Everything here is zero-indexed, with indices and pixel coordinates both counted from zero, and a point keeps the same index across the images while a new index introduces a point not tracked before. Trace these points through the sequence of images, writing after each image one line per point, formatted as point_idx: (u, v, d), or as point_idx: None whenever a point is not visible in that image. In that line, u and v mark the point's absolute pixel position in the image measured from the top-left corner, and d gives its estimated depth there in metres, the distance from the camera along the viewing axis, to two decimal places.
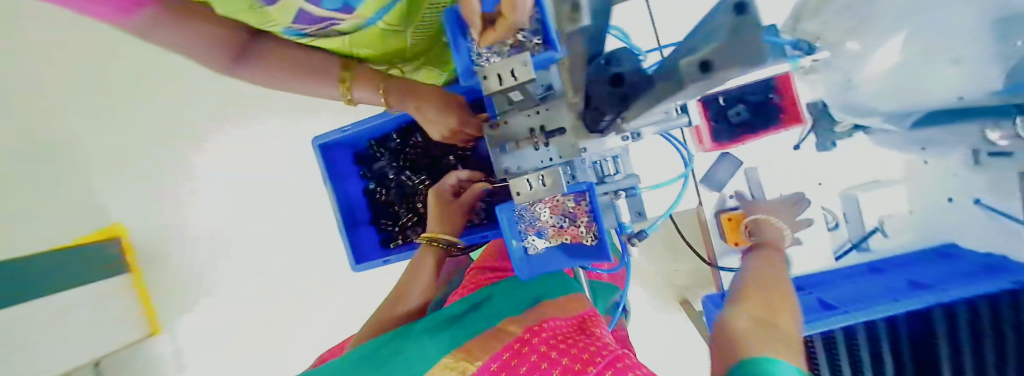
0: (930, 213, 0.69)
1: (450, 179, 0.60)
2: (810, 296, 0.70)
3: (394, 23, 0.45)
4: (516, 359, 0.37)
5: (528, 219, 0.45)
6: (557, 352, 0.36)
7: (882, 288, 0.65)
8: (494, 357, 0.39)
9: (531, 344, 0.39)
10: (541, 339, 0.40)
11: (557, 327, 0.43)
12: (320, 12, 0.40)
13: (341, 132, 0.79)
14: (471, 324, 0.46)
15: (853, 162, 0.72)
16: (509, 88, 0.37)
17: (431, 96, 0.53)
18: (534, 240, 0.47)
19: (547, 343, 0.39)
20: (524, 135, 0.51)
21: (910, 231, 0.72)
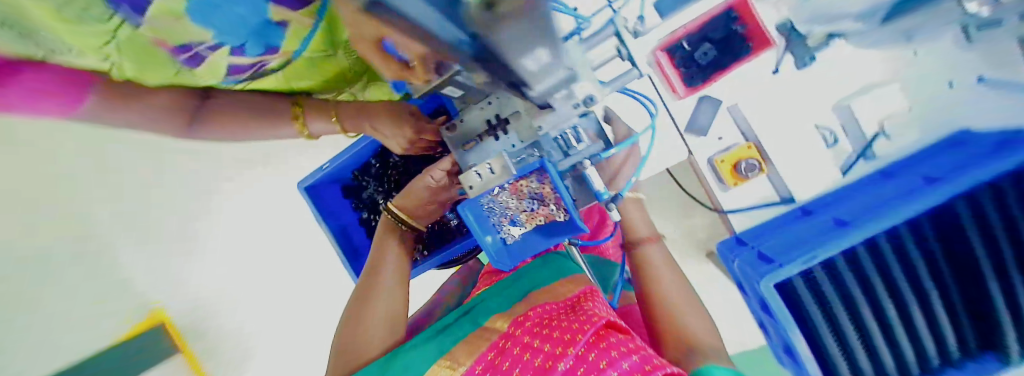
0: (935, 103, 0.64)
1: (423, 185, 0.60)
2: (826, 218, 0.67)
3: (321, 49, 0.47)
4: (500, 357, 0.39)
5: (499, 211, 0.46)
6: (539, 340, 0.39)
7: (896, 192, 0.61)
8: (482, 354, 0.40)
9: (515, 336, 0.41)
10: (526, 327, 0.42)
11: (544, 313, 0.44)
12: (246, 60, 0.42)
13: (323, 169, 0.82)
14: (465, 323, 0.48)
15: (847, 71, 0.67)
16: (439, 84, 0.36)
17: (382, 112, 0.54)
18: (510, 229, 0.47)
19: (531, 332, 0.41)
20: (483, 126, 0.52)
21: (922, 127, 0.66)
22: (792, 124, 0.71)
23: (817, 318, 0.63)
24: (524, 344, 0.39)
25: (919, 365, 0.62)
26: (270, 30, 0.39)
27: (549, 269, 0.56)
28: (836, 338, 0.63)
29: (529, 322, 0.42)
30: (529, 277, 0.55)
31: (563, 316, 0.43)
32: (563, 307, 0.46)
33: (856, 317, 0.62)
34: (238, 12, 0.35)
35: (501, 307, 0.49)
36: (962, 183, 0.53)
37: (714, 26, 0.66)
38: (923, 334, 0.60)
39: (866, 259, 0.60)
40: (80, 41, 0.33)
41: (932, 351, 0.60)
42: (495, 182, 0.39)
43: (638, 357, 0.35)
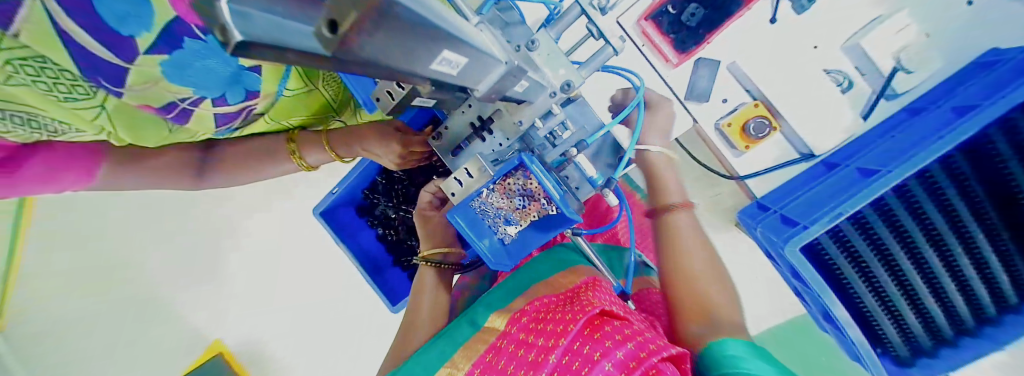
0: (955, 27, 0.59)
1: (424, 197, 0.59)
2: (851, 168, 0.62)
3: (299, 86, 0.48)
4: (495, 357, 0.40)
5: (492, 213, 0.45)
6: (533, 335, 0.40)
7: (926, 129, 0.56)
8: (482, 354, 0.42)
9: (510, 334, 0.42)
10: (521, 323, 0.43)
11: (540, 305, 0.46)
12: (231, 108, 0.44)
13: (333, 194, 0.85)
14: (467, 321, 0.49)
15: (856, 5, 0.62)
16: (406, 101, 0.36)
17: (370, 132, 0.55)
18: (506, 227, 0.46)
19: (525, 328, 0.42)
20: (468, 130, 0.51)
21: (947, 55, 0.61)
22: (800, 71, 0.66)
23: (851, 273, 0.59)
24: (519, 341, 0.41)
25: (972, 312, 0.56)
26: (244, 75, 0.41)
27: (550, 262, 0.57)
28: (873, 291, 0.59)
29: (524, 318, 0.44)
30: (527, 270, 0.56)
31: (557, 307, 0.44)
32: (559, 298, 0.47)
33: (894, 268, 0.57)
34: (209, 65, 0.36)
35: (502, 301, 0.50)
36: (996, 108, 0.48)
37: None
38: (974, 278, 0.54)
39: (899, 208, 0.55)
40: (75, 117, 0.36)
41: (988, 298, 0.55)
42: (474, 185, 0.38)
43: (633, 343, 0.36)
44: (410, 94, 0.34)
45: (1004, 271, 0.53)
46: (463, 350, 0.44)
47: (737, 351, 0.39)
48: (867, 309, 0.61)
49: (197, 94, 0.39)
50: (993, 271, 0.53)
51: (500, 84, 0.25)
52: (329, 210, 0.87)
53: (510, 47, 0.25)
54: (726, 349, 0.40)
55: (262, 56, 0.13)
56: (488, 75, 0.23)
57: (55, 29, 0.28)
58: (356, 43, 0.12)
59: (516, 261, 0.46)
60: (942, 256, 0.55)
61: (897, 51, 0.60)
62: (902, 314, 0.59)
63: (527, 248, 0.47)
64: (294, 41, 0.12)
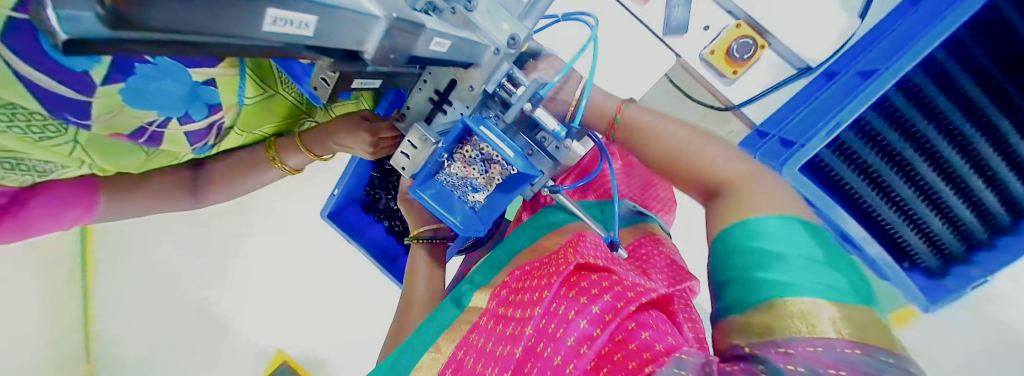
0: None
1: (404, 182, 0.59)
2: (853, 73, 0.61)
3: (257, 93, 0.49)
4: (474, 334, 0.39)
5: (459, 184, 0.45)
6: (512, 308, 0.40)
7: (927, 18, 0.55)
8: (465, 334, 0.40)
9: (491, 310, 0.42)
10: (502, 297, 0.43)
11: (517, 275, 0.46)
12: (200, 125, 0.46)
13: (335, 195, 0.88)
14: (454, 303, 0.47)
15: None
16: (340, 85, 0.36)
17: (339, 126, 0.56)
18: (473, 195, 0.46)
19: (502, 302, 0.42)
20: (428, 107, 0.51)
21: None
22: None
23: (867, 186, 0.64)
24: (499, 315, 0.40)
25: (1005, 208, 0.59)
26: (198, 93, 0.43)
27: (538, 229, 0.55)
28: (894, 200, 0.64)
29: (504, 290, 0.43)
30: (512, 239, 0.56)
31: (535, 272, 0.44)
32: (539, 262, 0.46)
33: (913, 178, 0.61)
34: (164, 85, 0.39)
35: (487, 277, 0.50)
36: None
37: None
38: (999, 169, 0.57)
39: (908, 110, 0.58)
40: (58, 156, 0.40)
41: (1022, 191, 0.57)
42: (421, 156, 0.38)
43: (611, 295, 0.36)
44: (336, 79, 0.34)
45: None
46: (449, 331, 0.42)
47: (767, 242, 0.30)
48: (888, 224, 0.66)
49: (160, 118, 0.42)
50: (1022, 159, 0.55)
51: (382, 41, 0.24)
52: (335, 210, 0.91)
53: (391, 0, 0.24)
54: (754, 238, 0.31)
55: (89, 52, 0.13)
56: (357, 36, 0.22)
57: (19, 83, 0.31)
58: (141, 12, 0.12)
59: (490, 224, 0.47)
60: (965, 155, 0.58)
61: None
62: (925, 220, 0.63)
63: (498, 212, 0.47)
64: (103, 32, 0.11)
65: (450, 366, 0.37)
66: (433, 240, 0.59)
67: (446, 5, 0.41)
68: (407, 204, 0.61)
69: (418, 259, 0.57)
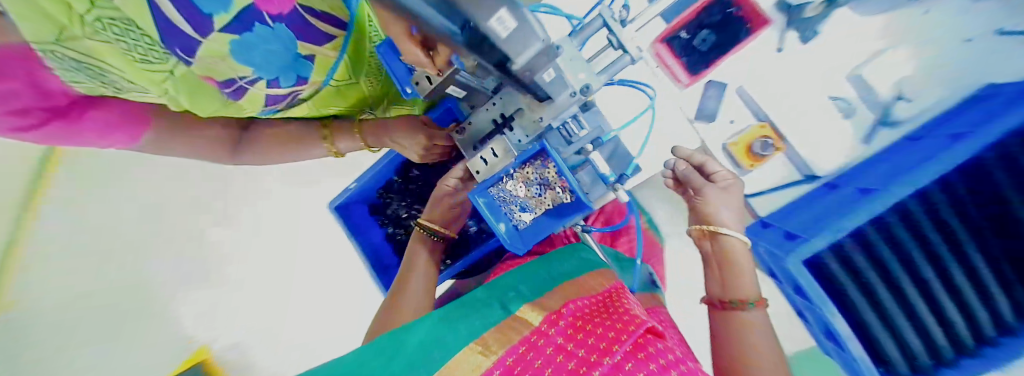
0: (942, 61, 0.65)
1: (445, 184, 0.59)
2: (850, 188, 0.65)
3: (344, 77, 0.52)
4: (531, 353, 0.41)
5: (508, 200, 0.48)
6: (574, 345, 0.42)
7: (922, 154, 0.59)
8: (516, 343, 0.42)
9: (549, 336, 0.44)
10: (559, 327, 0.46)
11: (574, 311, 0.49)
12: (280, 92, 0.48)
13: (349, 187, 0.88)
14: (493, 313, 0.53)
15: (839, 48, 0.69)
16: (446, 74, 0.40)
17: (399, 122, 0.58)
18: (519, 214, 0.48)
19: (563, 335, 0.44)
20: (491, 128, 0.54)
21: (937, 92, 0.66)
22: (803, 98, 0.71)
23: (850, 292, 0.63)
24: (559, 345, 0.42)
25: (973, 332, 0.59)
26: (298, 62, 0.45)
27: (568, 271, 0.63)
28: (879, 308, 0.62)
29: (562, 322, 0.46)
30: (548, 271, 0.64)
31: (593, 321, 0.48)
32: (594, 311, 0.50)
33: (889, 278, 0.61)
34: (274, 50, 0.41)
35: (533, 295, 0.56)
36: (990, 134, 0.52)
37: (709, 12, 0.69)
38: (964, 287, 0.57)
39: (903, 232, 0.59)
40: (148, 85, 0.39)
41: (985, 315, 0.57)
42: (499, 163, 0.41)
43: (675, 375, 0.39)
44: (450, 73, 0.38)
45: (999, 289, 0.55)
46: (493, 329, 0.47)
47: None
48: (872, 332, 0.64)
49: (255, 76, 0.43)
50: (987, 287, 0.56)
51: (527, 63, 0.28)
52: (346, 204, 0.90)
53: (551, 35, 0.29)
54: None
55: None
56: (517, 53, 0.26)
57: (150, 8, 0.31)
58: None
59: (531, 246, 0.48)
60: (942, 273, 0.58)
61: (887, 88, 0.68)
62: (902, 332, 0.62)
63: (540, 235, 0.48)
64: None
65: (500, 367, 0.39)
66: (434, 238, 0.61)
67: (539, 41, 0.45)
68: (434, 203, 0.61)
69: (418, 252, 0.60)
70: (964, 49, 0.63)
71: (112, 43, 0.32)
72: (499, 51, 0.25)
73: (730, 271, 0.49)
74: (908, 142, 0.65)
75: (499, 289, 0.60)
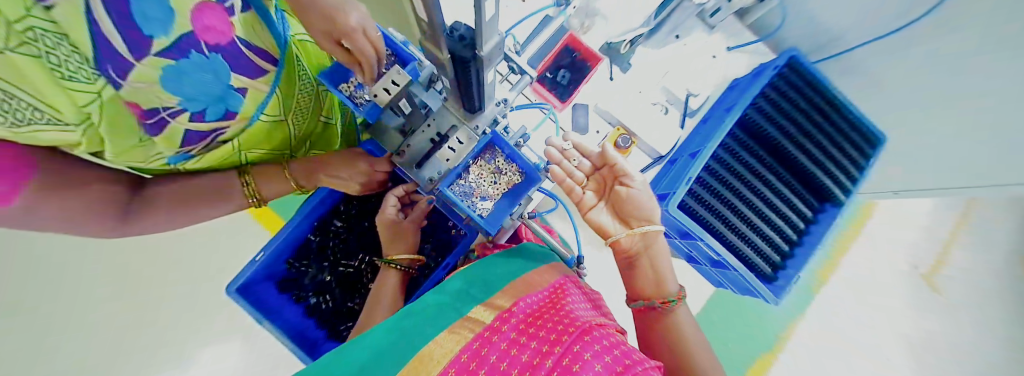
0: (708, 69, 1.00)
1: (391, 211, 0.60)
2: (684, 155, 0.87)
3: (273, 114, 0.52)
4: (485, 348, 0.46)
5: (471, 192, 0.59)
6: (525, 337, 0.47)
7: (715, 123, 0.85)
8: (473, 338, 0.48)
9: (503, 332, 0.49)
10: (511, 324, 0.50)
11: (525, 308, 0.54)
12: (204, 128, 0.45)
13: (248, 264, 0.68)
14: (449, 315, 0.55)
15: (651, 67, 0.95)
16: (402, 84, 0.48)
17: (334, 157, 0.58)
18: (480, 204, 0.60)
19: (516, 329, 0.49)
20: (429, 146, 0.60)
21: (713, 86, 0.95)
22: (638, 103, 0.92)
23: (711, 221, 0.79)
24: (511, 341, 0.47)
25: (792, 229, 0.80)
26: (230, 95, 0.44)
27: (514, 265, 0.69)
28: (732, 228, 0.78)
29: (513, 319, 0.51)
30: (496, 270, 0.67)
31: (546, 316, 0.52)
32: (542, 300, 0.56)
33: (729, 204, 0.79)
34: (209, 78, 0.40)
35: (486, 295, 0.59)
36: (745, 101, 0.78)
37: (560, 58, 0.91)
38: (775, 201, 0.80)
39: (723, 170, 0.80)
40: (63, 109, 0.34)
41: (794, 216, 0.80)
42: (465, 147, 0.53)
43: (613, 356, 0.43)
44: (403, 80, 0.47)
45: (792, 195, 0.80)
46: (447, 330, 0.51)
47: None
48: (736, 247, 0.78)
49: (182, 106, 0.40)
50: (788, 196, 0.80)
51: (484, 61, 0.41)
52: (246, 285, 0.70)
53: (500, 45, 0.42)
54: None
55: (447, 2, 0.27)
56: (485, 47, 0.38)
57: (87, 18, 0.29)
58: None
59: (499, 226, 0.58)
60: (759, 194, 0.80)
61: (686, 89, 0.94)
62: (752, 242, 0.78)
63: (504, 216, 0.59)
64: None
65: (455, 365, 0.44)
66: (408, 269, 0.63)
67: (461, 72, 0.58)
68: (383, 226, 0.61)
69: (387, 280, 0.62)
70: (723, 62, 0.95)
71: (42, 59, 0.29)
72: (468, 48, 0.38)
73: (661, 269, 0.67)
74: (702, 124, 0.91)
75: (450, 290, 0.62)
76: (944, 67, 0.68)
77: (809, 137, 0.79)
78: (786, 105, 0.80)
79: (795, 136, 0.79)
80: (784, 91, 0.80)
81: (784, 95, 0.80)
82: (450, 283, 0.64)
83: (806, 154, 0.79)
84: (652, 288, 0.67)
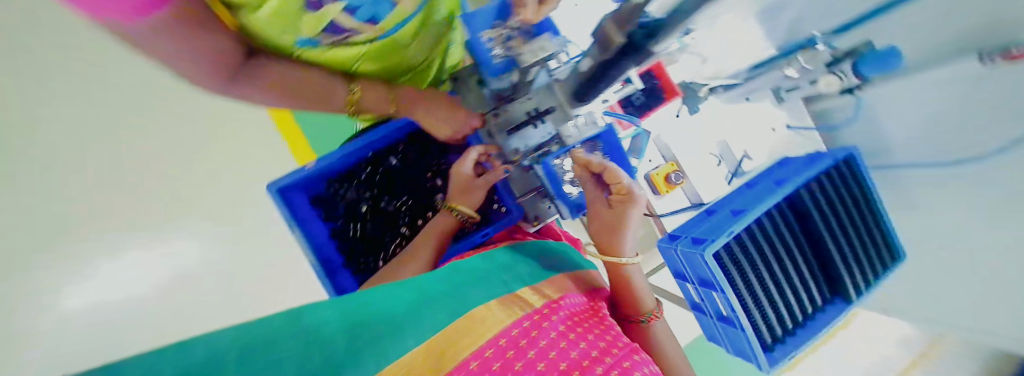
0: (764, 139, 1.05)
1: (466, 168, 0.63)
2: (725, 210, 0.90)
3: (401, 35, 0.54)
4: (534, 334, 0.44)
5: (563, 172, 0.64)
6: (571, 336, 0.46)
7: (762, 192, 0.89)
8: (524, 316, 0.47)
9: (551, 324, 0.47)
10: (557, 318, 0.49)
11: (571, 307, 0.52)
12: (348, 24, 0.47)
13: (299, 168, 0.70)
14: (497, 287, 0.55)
15: (719, 116, 0.99)
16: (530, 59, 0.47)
17: (440, 103, 0.60)
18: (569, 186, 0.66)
19: (564, 324, 0.48)
20: (524, 118, 0.60)
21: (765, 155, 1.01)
22: (698, 147, 0.98)
23: (738, 281, 0.80)
24: (560, 332, 0.46)
25: (803, 313, 0.84)
26: (383, 5, 0.46)
27: (562, 260, 0.67)
28: (754, 294, 0.81)
29: (559, 314, 0.49)
30: (537, 259, 0.66)
31: (589, 322, 0.51)
32: (587, 305, 0.55)
33: (757, 271, 0.82)
34: None
35: (536, 279, 0.58)
36: (799, 181, 0.83)
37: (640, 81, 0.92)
38: (797, 282, 0.83)
39: (760, 236, 0.83)
40: None
41: (809, 302, 0.83)
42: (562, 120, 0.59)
43: None
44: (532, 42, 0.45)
45: (812, 282, 0.84)
46: (498, 300, 0.51)
47: None
48: (752, 314, 0.80)
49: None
50: (809, 282, 0.84)
51: (643, 55, 0.41)
52: (288, 187, 0.71)
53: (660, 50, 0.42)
54: None
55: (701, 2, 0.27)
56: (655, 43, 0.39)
57: None
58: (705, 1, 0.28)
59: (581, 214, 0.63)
60: (785, 270, 0.83)
61: (743, 150, 1.00)
62: (767, 314, 0.81)
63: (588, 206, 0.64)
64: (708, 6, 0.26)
65: (505, 337, 0.43)
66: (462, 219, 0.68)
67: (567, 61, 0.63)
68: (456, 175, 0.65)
69: (439, 224, 0.67)
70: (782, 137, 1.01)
71: None
72: (648, 39, 0.38)
73: (633, 292, 0.58)
74: (746, 188, 0.95)
75: (497, 265, 0.62)
76: (992, 212, 0.73)
77: (850, 233, 0.83)
78: (835, 198, 0.83)
79: (834, 229, 0.83)
80: (841, 182, 0.83)
81: (837, 188, 0.83)
82: (495, 260, 0.63)
83: (840, 249, 0.82)
84: (621, 307, 0.59)
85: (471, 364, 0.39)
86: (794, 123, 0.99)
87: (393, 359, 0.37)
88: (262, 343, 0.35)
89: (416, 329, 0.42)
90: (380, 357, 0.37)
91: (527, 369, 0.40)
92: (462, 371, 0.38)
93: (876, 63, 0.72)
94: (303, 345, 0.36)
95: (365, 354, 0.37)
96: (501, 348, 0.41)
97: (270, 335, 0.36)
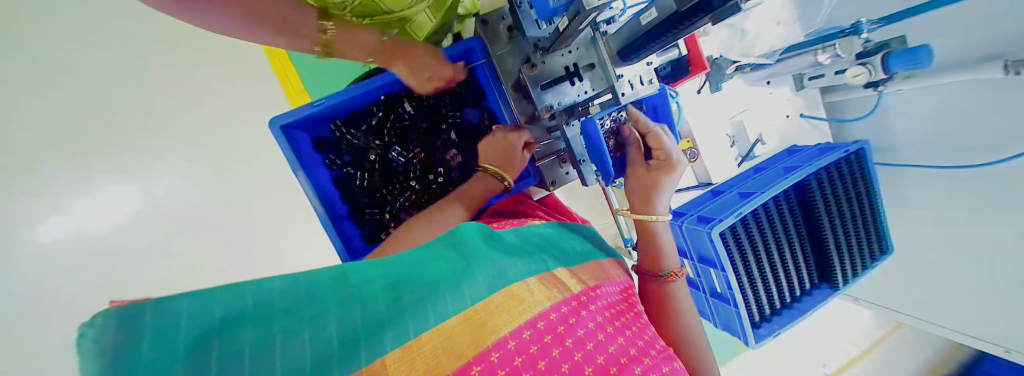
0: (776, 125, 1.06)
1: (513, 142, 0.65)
2: (735, 192, 0.90)
3: None
4: (573, 320, 0.39)
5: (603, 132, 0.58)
6: (608, 329, 0.41)
7: (772, 177, 0.89)
8: (563, 300, 0.42)
9: (589, 313, 0.42)
10: (595, 307, 0.44)
11: (605, 296, 0.48)
12: None
13: (306, 106, 0.63)
14: (536, 263, 0.49)
15: (739, 96, 0.97)
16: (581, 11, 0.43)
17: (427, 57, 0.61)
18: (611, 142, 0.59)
19: (601, 314, 0.43)
20: (562, 72, 0.57)
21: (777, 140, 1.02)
22: (714, 125, 0.98)
23: (739, 263, 0.82)
24: (597, 323, 0.41)
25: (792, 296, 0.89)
26: None
27: (585, 245, 0.63)
28: (751, 274, 0.84)
29: (597, 303, 0.45)
30: (560, 242, 0.61)
31: (621, 316, 0.46)
32: (618, 296, 0.50)
33: (758, 255, 0.84)
34: None
35: (567, 262, 0.54)
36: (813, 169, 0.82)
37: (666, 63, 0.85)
38: (790, 266, 0.87)
39: (767, 220, 0.84)
40: None
41: (797, 284, 0.88)
42: (601, 81, 0.57)
43: None
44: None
45: (804, 267, 0.87)
46: (537, 278, 0.45)
47: None
48: (748, 293, 0.84)
49: None
50: (801, 267, 0.88)
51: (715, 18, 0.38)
52: (292, 125, 0.64)
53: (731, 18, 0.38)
54: None
55: None
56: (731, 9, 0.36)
57: None
58: None
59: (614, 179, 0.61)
60: (782, 254, 0.86)
61: (759, 132, 0.99)
62: (760, 293, 0.85)
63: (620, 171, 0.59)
64: None
65: (543, 320, 0.38)
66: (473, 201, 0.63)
67: (614, 19, 0.61)
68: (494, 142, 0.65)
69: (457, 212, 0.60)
70: (796, 124, 1.01)
71: None
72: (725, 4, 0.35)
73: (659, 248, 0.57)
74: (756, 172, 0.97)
75: (531, 243, 0.57)
76: (981, 220, 0.77)
77: (849, 225, 0.85)
78: (842, 189, 0.84)
79: (834, 219, 0.85)
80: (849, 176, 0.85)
81: (846, 181, 0.84)
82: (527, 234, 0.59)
83: (834, 238, 0.86)
84: (644, 259, 0.58)
85: (510, 343, 0.34)
86: (807, 112, 1.00)
87: (433, 326, 0.32)
88: (307, 299, 0.32)
89: (456, 293, 0.37)
90: (420, 321, 0.32)
91: (565, 357, 0.35)
92: (499, 351, 0.33)
93: (904, 57, 0.68)
94: (346, 302, 0.33)
95: (405, 316, 0.33)
96: (538, 332, 0.36)
97: (317, 290, 0.33)
